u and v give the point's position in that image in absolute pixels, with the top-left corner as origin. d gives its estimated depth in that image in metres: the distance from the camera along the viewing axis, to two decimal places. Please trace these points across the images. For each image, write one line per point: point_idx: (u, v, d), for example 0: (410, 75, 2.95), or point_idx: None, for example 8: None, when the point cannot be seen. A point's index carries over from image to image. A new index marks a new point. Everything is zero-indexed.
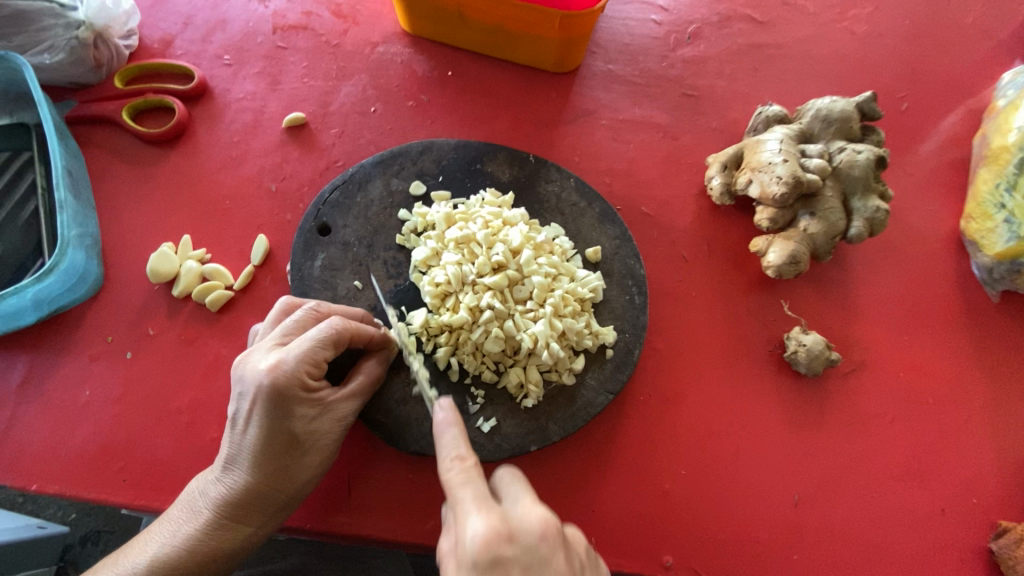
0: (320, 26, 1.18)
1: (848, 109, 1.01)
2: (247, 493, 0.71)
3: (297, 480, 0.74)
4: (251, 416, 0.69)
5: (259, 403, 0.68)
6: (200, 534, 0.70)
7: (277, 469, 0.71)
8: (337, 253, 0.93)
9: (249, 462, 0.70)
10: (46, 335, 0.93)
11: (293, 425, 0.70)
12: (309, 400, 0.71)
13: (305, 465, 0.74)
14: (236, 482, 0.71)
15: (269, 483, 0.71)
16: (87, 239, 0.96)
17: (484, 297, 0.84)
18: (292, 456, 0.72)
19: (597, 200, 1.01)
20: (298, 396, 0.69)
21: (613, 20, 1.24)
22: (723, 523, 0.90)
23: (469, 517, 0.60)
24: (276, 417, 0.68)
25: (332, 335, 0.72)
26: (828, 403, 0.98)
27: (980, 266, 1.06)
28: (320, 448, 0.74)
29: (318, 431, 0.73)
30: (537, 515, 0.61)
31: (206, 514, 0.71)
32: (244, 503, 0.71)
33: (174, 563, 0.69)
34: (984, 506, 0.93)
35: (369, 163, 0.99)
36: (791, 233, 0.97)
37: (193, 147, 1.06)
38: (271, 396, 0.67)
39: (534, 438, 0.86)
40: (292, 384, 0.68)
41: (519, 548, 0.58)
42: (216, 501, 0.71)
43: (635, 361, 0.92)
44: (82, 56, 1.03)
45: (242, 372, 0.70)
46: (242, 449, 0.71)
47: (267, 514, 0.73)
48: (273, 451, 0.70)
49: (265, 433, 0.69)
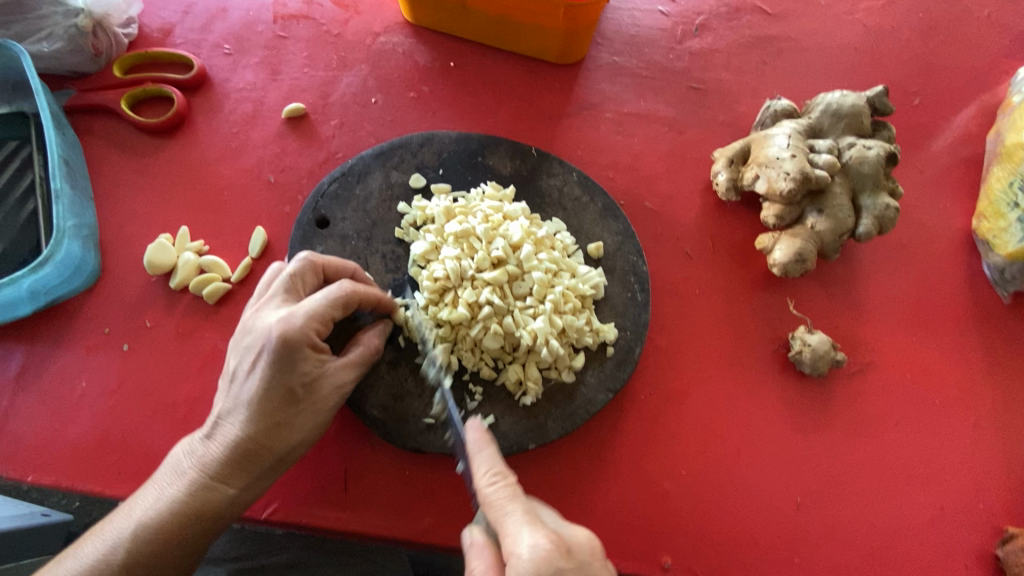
0: (321, 16, 1.17)
1: (858, 104, 0.99)
2: (238, 449, 0.70)
3: (288, 442, 0.72)
4: (254, 368, 0.70)
5: (265, 353, 0.69)
6: (184, 495, 0.69)
7: (270, 426, 0.70)
8: (335, 246, 0.92)
9: (244, 415, 0.70)
10: (43, 325, 0.92)
11: (294, 379, 0.70)
12: (315, 357, 0.72)
13: (298, 424, 0.72)
14: (228, 438, 0.70)
15: (260, 440, 0.70)
16: (85, 230, 0.95)
17: (484, 292, 0.83)
18: (287, 413, 0.71)
19: (600, 195, 0.99)
20: (305, 349, 0.70)
21: (619, 12, 1.22)
22: (723, 524, 0.88)
23: (522, 533, 0.61)
24: (280, 369, 0.69)
25: (343, 293, 0.73)
26: (832, 404, 0.96)
27: (992, 266, 1.03)
28: (315, 410, 0.73)
29: (318, 391, 0.72)
30: (585, 533, 0.64)
31: (191, 475, 0.70)
32: (234, 461, 0.70)
33: (157, 523, 0.67)
34: (991, 510, 0.92)
35: (369, 155, 0.98)
36: (798, 230, 0.96)
37: (191, 137, 1.05)
38: (277, 346, 0.68)
39: (533, 436, 0.85)
40: (300, 335, 0.69)
41: (576, 564, 0.60)
42: (207, 459, 0.71)
43: (636, 359, 0.90)
44: (80, 45, 1.02)
45: (251, 326, 0.72)
46: (238, 403, 0.71)
47: (254, 474, 0.72)
48: (270, 405, 0.70)
49: (266, 385, 0.69)
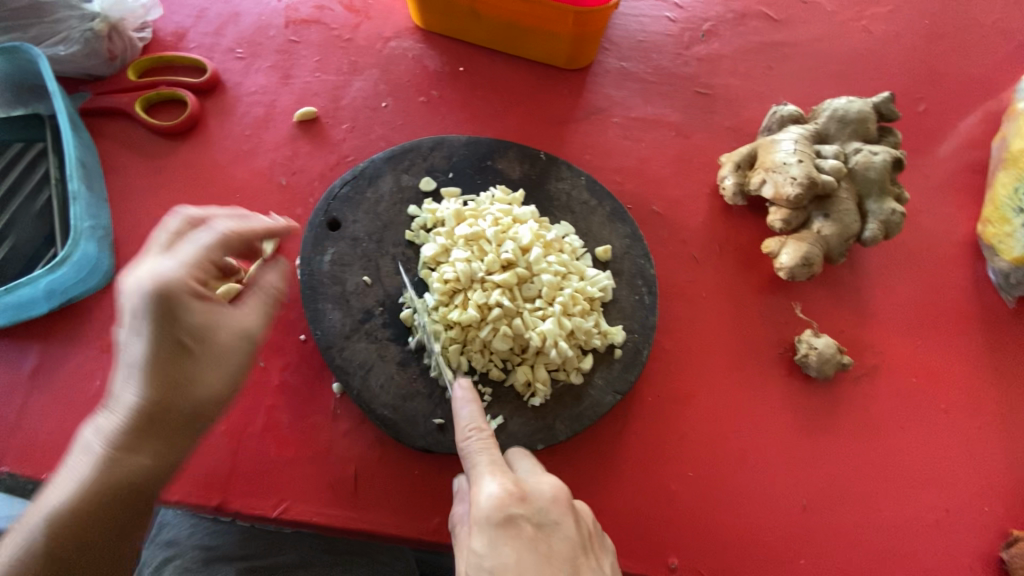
0: (332, 21, 1.18)
1: (864, 110, 1.00)
2: (141, 414, 0.61)
3: (197, 400, 0.64)
4: (132, 328, 0.60)
5: (139, 311, 0.58)
6: (94, 474, 0.61)
7: (172, 384, 0.62)
8: (347, 248, 0.93)
9: (137, 379, 0.61)
10: (57, 325, 0.93)
11: (183, 333, 0.61)
12: (205, 305, 0.62)
13: (204, 379, 0.64)
14: (127, 406, 0.61)
15: (164, 401, 0.62)
16: (100, 231, 0.96)
17: (494, 294, 0.84)
18: (187, 368, 0.62)
19: (608, 199, 1.01)
20: (187, 298, 0.60)
21: (626, 17, 1.23)
22: (729, 526, 0.89)
23: (483, 479, 0.65)
24: (160, 324, 0.59)
25: (221, 236, 0.64)
26: (838, 407, 0.97)
27: (996, 271, 1.04)
28: (221, 362, 0.65)
29: (218, 342, 0.64)
30: (550, 482, 0.66)
31: (96, 453, 0.62)
32: (140, 426, 0.62)
33: (73, 509, 0.60)
34: (996, 514, 0.92)
35: (380, 158, 0.99)
36: (804, 234, 0.96)
37: (204, 140, 1.07)
38: (151, 302, 0.58)
39: (541, 437, 0.85)
40: (177, 283, 0.59)
41: (531, 511, 0.63)
42: (109, 433, 0.62)
43: (644, 361, 0.91)
44: (96, 49, 1.03)
45: (118, 286, 0.61)
46: (127, 366, 0.61)
47: (169, 438, 0.64)
48: (164, 363, 0.61)
49: (151, 343, 0.60)
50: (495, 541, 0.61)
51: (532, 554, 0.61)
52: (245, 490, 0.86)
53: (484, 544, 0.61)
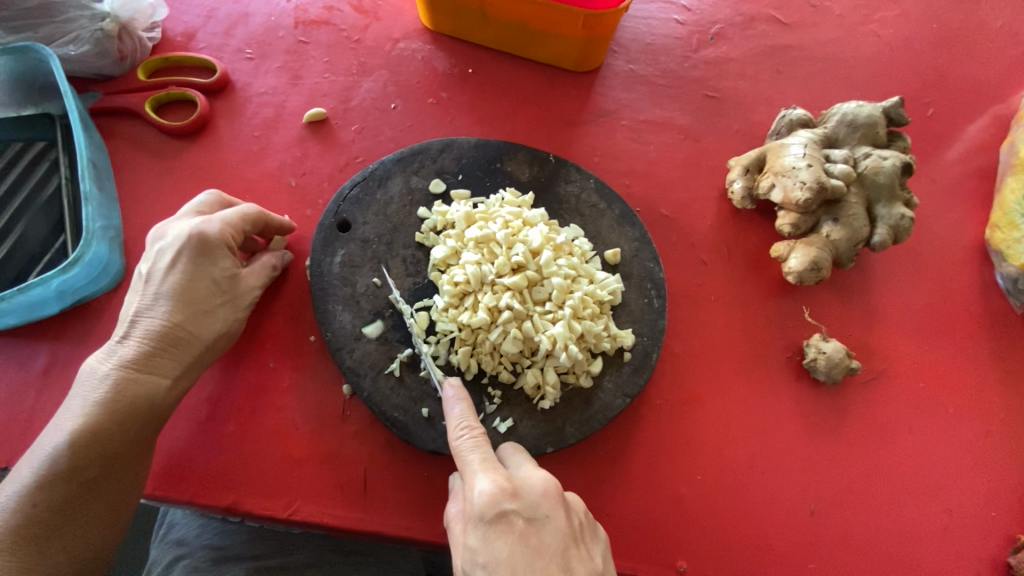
0: (341, 22, 1.18)
1: (874, 114, 1.00)
2: (167, 336, 0.75)
3: (210, 334, 0.79)
4: (174, 264, 0.76)
5: (187, 248, 0.77)
6: (116, 389, 0.71)
7: (196, 313, 0.77)
8: (357, 250, 0.93)
9: (168, 305, 0.75)
10: (68, 324, 0.93)
11: (214, 272, 0.79)
12: (231, 259, 0.82)
13: (220, 315, 0.80)
14: (152, 328, 0.74)
15: (188, 326, 0.76)
16: (111, 231, 0.96)
17: (504, 297, 0.85)
18: (211, 303, 0.79)
19: (617, 202, 1.01)
20: (222, 248, 0.80)
21: (635, 19, 1.23)
22: (737, 529, 0.89)
23: (476, 476, 0.65)
24: (199, 265, 0.77)
25: (247, 211, 0.85)
26: (846, 411, 0.97)
27: (1004, 276, 1.04)
28: (234, 306, 0.82)
29: (235, 288, 0.82)
30: (541, 477, 0.66)
31: (113, 373, 0.71)
32: (161, 350, 0.74)
33: (96, 419, 0.69)
34: (1003, 519, 0.92)
35: (389, 160, 0.99)
36: (813, 238, 0.96)
37: (214, 140, 1.07)
38: (199, 241, 0.77)
39: (551, 440, 0.86)
40: (217, 233, 0.79)
41: (523, 505, 0.63)
42: (128, 358, 0.72)
43: (653, 365, 0.91)
44: (106, 49, 1.03)
45: (161, 236, 0.79)
46: (157, 297, 0.75)
47: (183, 364, 0.76)
48: (192, 298, 0.77)
49: (190, 276, 0.77)
50: (490, 536, 0.61)
51: (524, 547, 0.61)
52: (255, 492, 0.87)
53: (477, 540, 0.61)
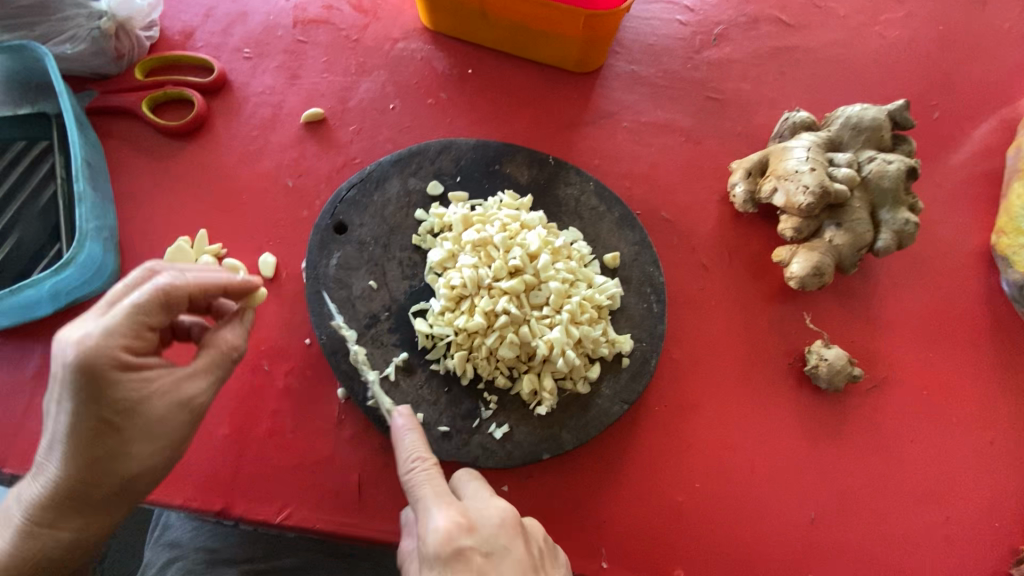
0: (340, 21, 1.17)
1: (879, 118, 0.98)
2: (66, 485, 0.59)
3: (129, 472, 0.61)
4: (56, 400, 0.57)
5: (62, 384, 0.55)
6: (18, 540, 0.60)
7: (97, 459, 0.59)
8: (353, 252, 0.92)
9: (60, 450, 0.58)
10: (62, 326, 0.93)
11: (110, 408, 0.57)
12: (135, 374, 0.58)
13: (133, 454, 0.60)
14: (52, 474, 0.59)
15: (93, 473, 0.60)
16: (105, 232, 0.95)
17: (500, 301, 0.84)
18: (119, 441, 0.59)
19: (617, 205, 0.99)
20: (112, 375, 0.56)
21: (637, 20, 1.22)
22: (736, 539, 0.88)
23: (429, 513, 0.63)
24: (83, 401, 0.56)
25: (155, 298, 0.59)
26: (848, 419, 0.96)
27: (1011, 283, 1.02)
28: (153, 435, 0.61)
29: (151, 413, 0.60)
30: (497, 509, 0.65)
31: (20, 517, 0.61)
32: (60, 493, 0.60)
33: None
34: (1007, 530, 0.91)
35: (387, 162, 0.98)
36: (815, 243, 0.95)
37: (211, 140, 1.06)
38: (73, 376, 0.55)
39: (547, 446, 0.85)
40: (94, 361, 0.55)
41: (480, 540, 0.62)
42: (31, 499, 0.60)
43: (652, 370, 0.90)
44: (103, 47, 1.03)
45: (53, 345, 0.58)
46: (53, 436, 0.58)
47: (103, 502, 0.62)
48: (82, 443, 0.58)
49: (74, 421, 0.57)
50: None
51: None
52: (248, 496, 0.86)
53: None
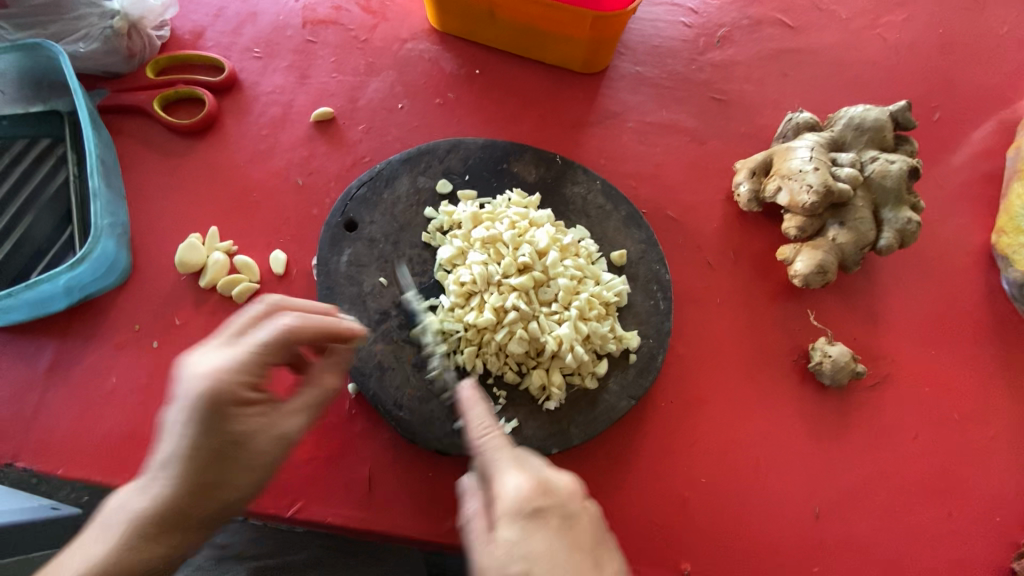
0: (349, 22, 1.18)
1: (881, 118, 1.00)
2: (171, 506, 0.64)
3: (226, 498, 0.67)
4: (177, 425, 0.62)
5: (189, 411, 0.61)
6: (112, 554, 0.63)
7: (204, 484, 0.64)
8: (363, 249, 0.93)
9: (173, 471, 0.63)
10: (74, 321, 0.94)
11: (224, 439, 0.63)
12: (245, 407, 0.64)
13: (235, 480, 0.66)
14: (160, 493, 0.64)
15: (195, 496, 0.64)
16: (118, 229, 0.96)
17: (510, 297, 0.85)
18: (224, 469, 0.64)
19: (623, 203, 1.01)
20: (231, 407, 0.62)
21: (642, 22, 1.24)
22: (741, 533, 0.89)
23: (507, 473, 0.63)
24: (205, 429, 0.62)
25: (278, 338, 0.65)
26: (851, 415, 0.97)
27: (1010, 281, 1.04)
28: (255, 464, 0.67)
29: (256, 444, 0.66)
30: (570, 475, 0.65)
31: (120, 531, 0.64)
32: (163, 514, 0.64)
33: None
34: (1008, 524, 0.92)
35: (396, 160, 0.99)
36: (819, 242, 0.96)
37: (221, 139, 1.07)
38: (201, 405, 0.60)
39: (555, 441, 0.86)
40: (219, 391, 0.61)
41: (558, 502, 0.61)
42: (135, 514, 0.64)
43: (658, 367, 0.91)
44: (116, 46, 1.03)
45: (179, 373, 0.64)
46: (167, 458, 0.64)
47: (195, 526, 0.66)
48: (197, 467, 0.63)
49: (192, 445, 0.62)
50: (527, 534, 0.59)
51: (562, 544, 0.59)
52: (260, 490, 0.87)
53: (515, 535, 0.59)
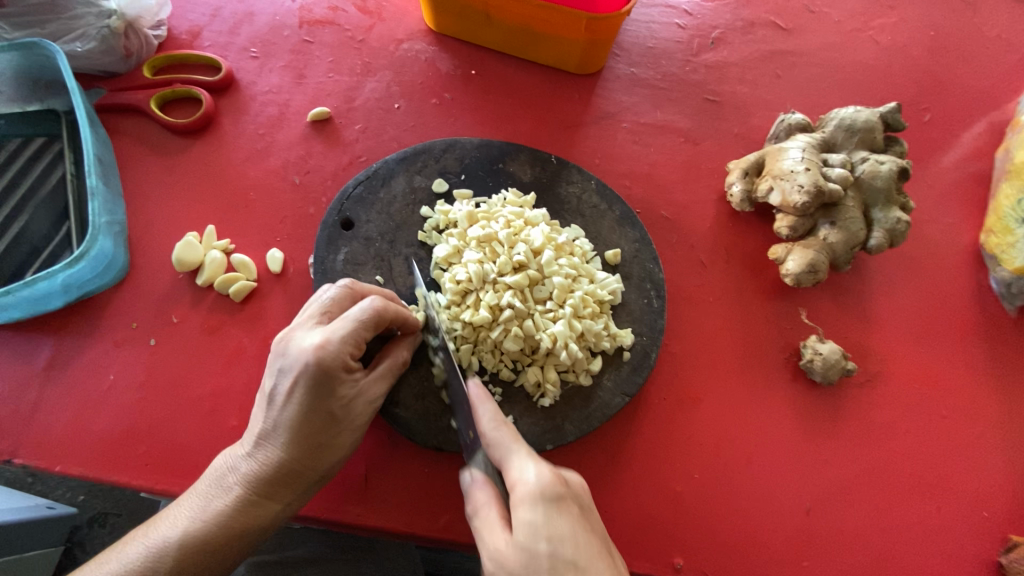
0: (346, 22, 1.19)
1: (871, 120, 1.01)
2: (282, 469, 0.69)
3: (331, 459, 0.73)
4: (292, 394, 0.68)
5: (304, 381, 0.67)
6: (230, 511, 0.68)
7: (313, 448, 0.70)
8: (360, 248, 0.94)
9: (285, 436, 0.69)
10: (71, 319, 0.94)
11: (332, 405, 0.69)
12: (349, 377, 0.70)
13: (338, 444, 0.72)
14: (270, 457, 0.69)
15: (304, 460, 0.70)
16: (115, 227, 0.97)
17: (505, 295, 0.85)
18: (329, 434, 0.71)
19: (617, 203, 1.02)
20: (340, 376, 0.69)
21: (637, 23, 1.25)
22: (733, 528, 0.90)
23: (526, 463, 0.66)
24: (318, 397, 0.68)
25: (374, 314, 0.71)
26: (842, 412, 0.98)
27: (999, 280, 1.05)
28: (353, 429, 0.73)
29: (353, 411, 0.72)
30: (577, 476, 0.70)
31: (237, 491, 0.69)
32: (275, 475, 0.69)
33: (206, 539, 0.67)
34: (995, 519, 0.94)
35: (393, 160, 1.00)
36: (811, 241, 0.98)
37: (219, 138, 1.08)
38: (316, 374, 0.66)
39: (550, 437, 0.87)
40: (331, 361, 0.67)
41: (574, 494, 0.66)
42: (248, 477, 0.69)
43: (652, 364, 0.92)
44: (112, 45, 1.04)
45: (284, 348, 0.70)
46: (276, 425, 0.69)
47: (298, 490, 0.72)
48: (311, 430, 0.69)
49: (305, 411, 0.68)
50: (551, 516, 0.62)
51: (582, 530, 0.63)
52: None
53: (539, 517, 0.62)
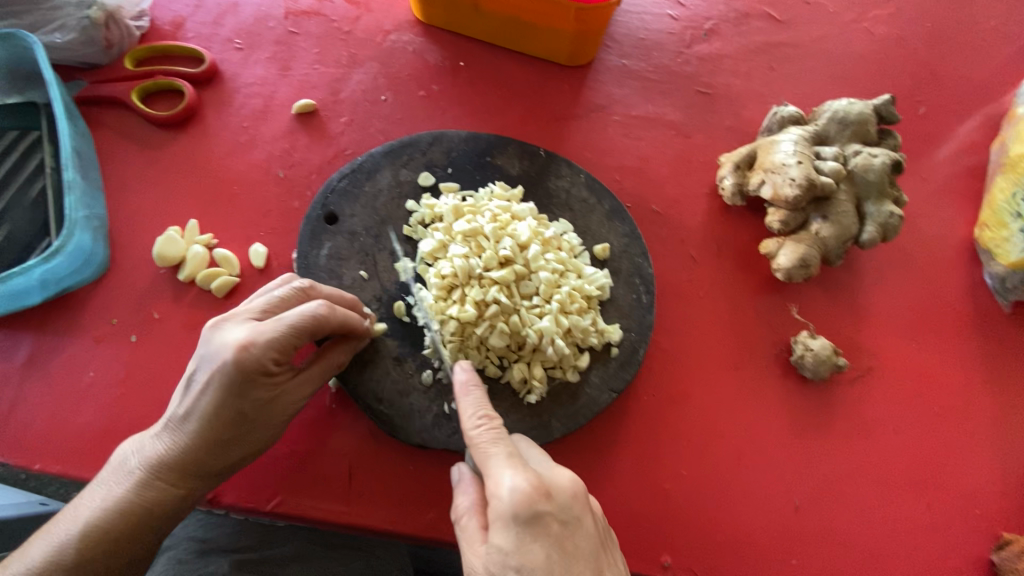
0: (332, 13, 1.17)
1: (865, 112, 1.00)
2: (187, 460, 0.69)
3: (239, 453, 0.73)
4: (207, 386, 0.67)
5: (221, 376, 0.66)
6: (130, 497, 0.68)
7: (223, 441, 0.69)
8: (344, 242, 0.92)
9: (196, 427, 0.68)
10: (51, 315, 0.92)
11: (246, 403, 0.68)
12: (270, 378, 0.69)
13: (249, 441, 0.72)
14: (179, 446, 0.69)
15: (212, 453, 0.70)
16: (95, 222, 0.95)
17: (491, 291, 0.84)
18: (241, 431, 0.70)
19: (607, 197, 1.00)
20: (259, 376, 0.67)
21: (628, 14, 1.23)
22: (722, 525, 0.89)
23: (504, 474, 0.63)
24: (234, 394, 0.67)
25: (309, 319, 0.70)
26: (834, 408, 0.97)
27: (993, 275, 1.04)
28: (267, 426, 0.73)
29: (270, 410, 0.72)
30: (569, 478, 0.65)
31: (138, 476, 0.68)
32: (181, 468, 0.69)
33: (100, 523, 0.66)
34: (988, 516, 0.93)
35: (378, 153, 0.98)
36: (802, 236, 0.96)
37: (202, 131, 1.06)
38: (233, 373, 0.65)
39: (537, 434, 0.85)
40: (252, 361, 0.66)
41: (556, 508, 0.62)
42: (153, 464, 0.69)
43: (640, 360, 0.91)
44: (93, 37, 1.02)
45: (211, 338, 0.69)
46: (190, 414, 0.68)
47: (203, 480, 0.71)
48: (220, 425, 0.68)
49: (218, 406, 0.67)
50: (523, 537, 0.60)
51: (558, 552, 0.60)
52: (239, 485, 0.86)
53: (510, 542, 0.60)
